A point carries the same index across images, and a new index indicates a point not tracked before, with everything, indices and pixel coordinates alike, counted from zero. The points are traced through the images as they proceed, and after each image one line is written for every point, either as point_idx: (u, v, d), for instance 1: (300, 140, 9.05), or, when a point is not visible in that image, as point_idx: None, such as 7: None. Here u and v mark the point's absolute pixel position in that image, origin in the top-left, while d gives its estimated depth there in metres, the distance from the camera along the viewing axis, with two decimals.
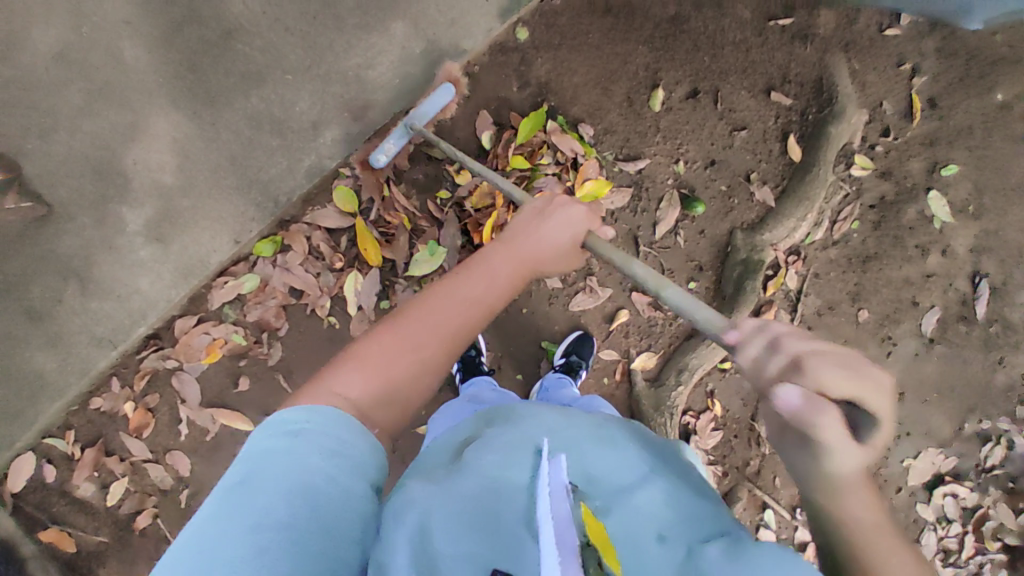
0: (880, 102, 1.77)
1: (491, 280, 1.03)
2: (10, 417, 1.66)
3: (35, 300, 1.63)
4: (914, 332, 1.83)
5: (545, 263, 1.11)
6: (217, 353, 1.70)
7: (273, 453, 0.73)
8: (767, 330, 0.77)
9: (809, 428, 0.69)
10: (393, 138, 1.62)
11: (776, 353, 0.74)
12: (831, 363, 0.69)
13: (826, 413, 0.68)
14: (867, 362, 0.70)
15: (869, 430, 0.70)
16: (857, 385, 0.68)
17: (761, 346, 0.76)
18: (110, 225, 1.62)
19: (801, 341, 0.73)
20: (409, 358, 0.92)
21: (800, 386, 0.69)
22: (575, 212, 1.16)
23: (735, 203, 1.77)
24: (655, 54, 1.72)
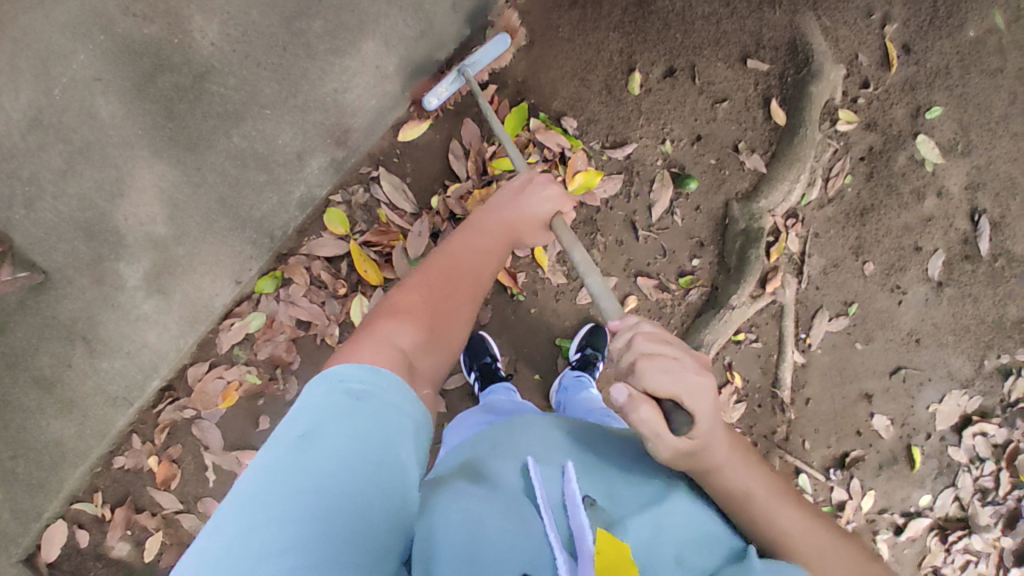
0: (855, 55, 1.78)
1: (485, 250, 1.08)
2: (34, 488, 1.66)
3: (42, 368, 1.62)
4: (922, 277, 1.84)
5: (532, 234, 1.17)
6: (234, 395, 1.69)
7: (331, 415, 0.75)
8: (632, 329, 0.83)
9: (632, 425, 0.78)
10: (446, 82, 1.62)
11: (627, 350, 0.80)
12: (655, 368, 0.76)
13: (643, 412, 0.77)
14: (688, 367, 0.77)
15: (685, 427, 0.78)
16: (673, 387, 0.76)
17: (622, 342, 0.83)
18: (108, 283, 1.61)
19: (650, 343, 0.80)
20: (447, 310, 1.00)
21: (629, 387, 0.78)
22: (552, 191, 1.17)
23: (727, 174, 1.77)
24: (627, 39, 1.72)
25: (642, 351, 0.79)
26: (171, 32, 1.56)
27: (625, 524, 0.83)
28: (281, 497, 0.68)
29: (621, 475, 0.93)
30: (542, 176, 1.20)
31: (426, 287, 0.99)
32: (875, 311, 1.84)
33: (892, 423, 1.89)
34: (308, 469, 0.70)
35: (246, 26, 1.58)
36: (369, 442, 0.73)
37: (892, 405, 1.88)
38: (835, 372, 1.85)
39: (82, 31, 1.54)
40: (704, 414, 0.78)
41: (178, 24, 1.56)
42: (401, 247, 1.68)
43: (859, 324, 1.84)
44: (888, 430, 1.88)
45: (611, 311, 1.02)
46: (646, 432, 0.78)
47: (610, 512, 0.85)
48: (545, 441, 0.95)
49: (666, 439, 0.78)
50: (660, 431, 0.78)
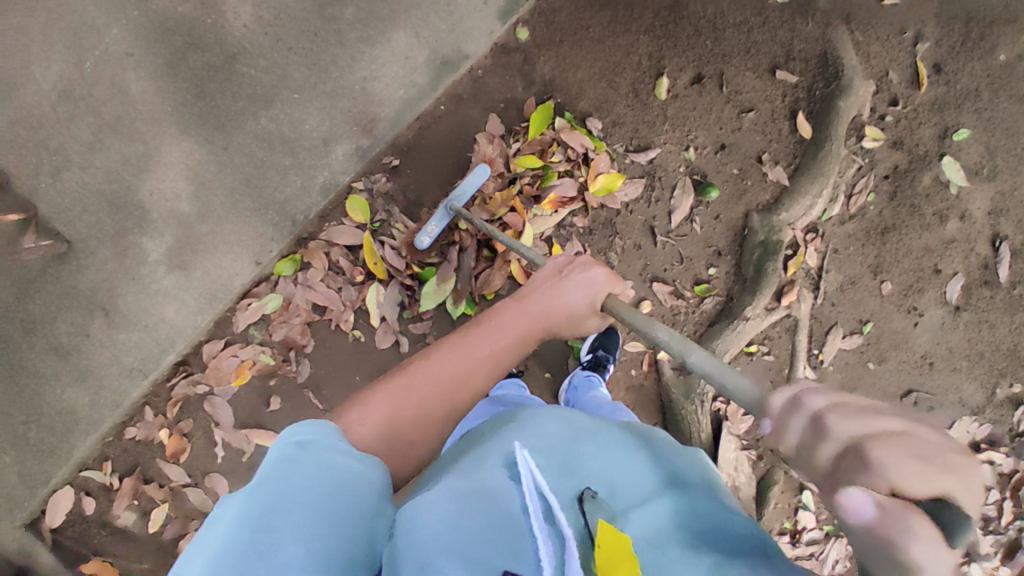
0: (885, 72, 1.76)
1: (500, 330, 1.16)
2: (44, 453, 1.68)
3: (60, 336, 1.64)
4: (939, 300, 1.83)
5: (560, 321, 1.24)
6: (246, 374, 1.72)
7: (283, 466, 0.72)
8: (807, 407, 0.61)
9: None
10: (437, 216, 1.62)
11: (821, 437, 0.57)
12: (888, 445, 0.52)
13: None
14: (943, 446, 0.52)
15: (964, 536, 0.47)
16: (938, 478, 0.49)
17: (803, 428, 0.60)
18: (130, 256, 1.63)
19: (847, 415, 0.57)
20: (431, 386, 1.03)
21: (866, 488, 0.50)
22: (589, 276, 1.29)
23: (748, 185, 1.76)
24: (657, 43, 1.72)
25: (852, 432, 0.55)
26: (205, 12, 1.57)
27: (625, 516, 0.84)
28: (270, 525, 0.66)
29: (621, 467, 0.94)
30: (586, 262, 1.33)
31: (424, 365, 1.06)
32: (890, 331, 1.83)
33: None
34: (262, 500, 0.68)
35: (280, 10, 1.59)
36: (319, 475, 0.73)
37: None
38: (845, 390, 1.85)
39: (118, 7, 1.56)
40: (982, 512, 0.51)
41: (212, 4, 1.58)
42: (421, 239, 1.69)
43: (872, 343, 1.83)
44: None
45: (748, 384, 0.86)
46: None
47: (611, 503, 0.86)
48: (543, 433, 0.95)
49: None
50: (953, 566, 0.46)
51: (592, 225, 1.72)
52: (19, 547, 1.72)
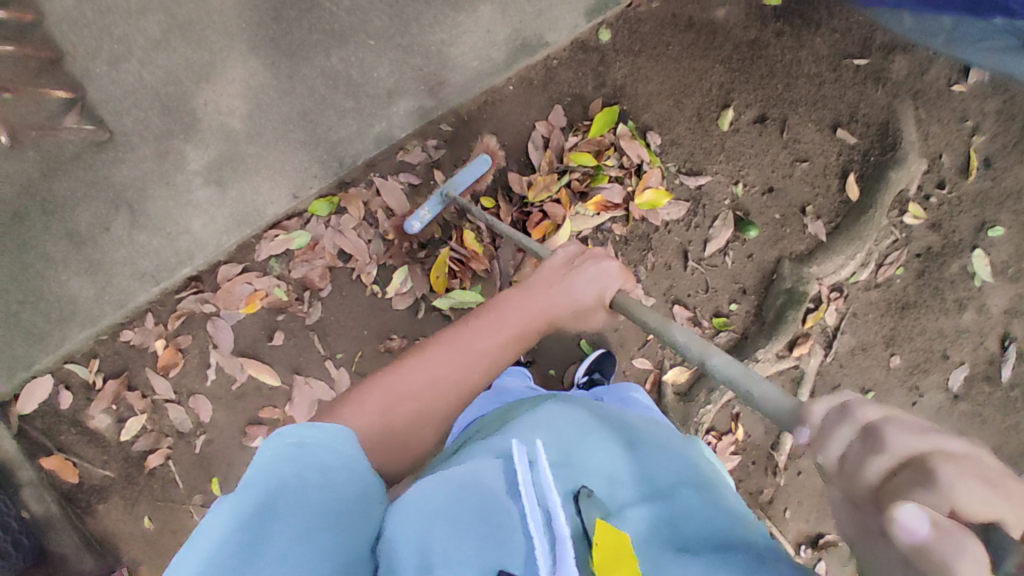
0: (939, 154, 1.80)
1: (501, 326, 1.15)
2: (32, 337, 1.64)
3: (79, 224, 1.60)
4: (941, 384, 1.86)
5: (564, 313, 1.21)
6: (256, 304, 1.69)
7: (279, 461, 0.73)
8: (855, 414, 0.56)
9: (918, 557, 0.47)
10: (428, 206, 1.64)
11: (846, 425, 0.55)
12: (911, 436, 0.52)
13: (969, 547, 0.44)
14: (999, 470, 0.49)
15: None
16: (968, 483, 0.49)
17: (835, 419, 0.57)
18: (170, 160, 1.61)
19: (899, 421, 0.53)
20: (411, 399, 1.04)
21: (903, 492, 0.48)
22: (607, 269, 1.24)
23: (787, 232, 1.78)
24: (730, 75, 1.75)
25: (913, 446, 0.50)
26: None
27: (620, 513, 0.81)
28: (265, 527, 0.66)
29: (620, 467, 0.93)
30: (598, 253, 1.28)
31: (406, 379, 1.05)
32: (889, 404, 1.86)
33: None
34: (243, 500, 0.68)
35: None
36: (314, 479, 0.74)
37: None
38: None
39: None
40: (989, 514, 0.52)
41: None
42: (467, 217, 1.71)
43: None
44: None
45: (776, 392, 0.73)
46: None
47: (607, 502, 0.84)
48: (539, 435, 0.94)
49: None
50: (960, 564, 0.48)
51: (630, 235, 1.73)
52: None
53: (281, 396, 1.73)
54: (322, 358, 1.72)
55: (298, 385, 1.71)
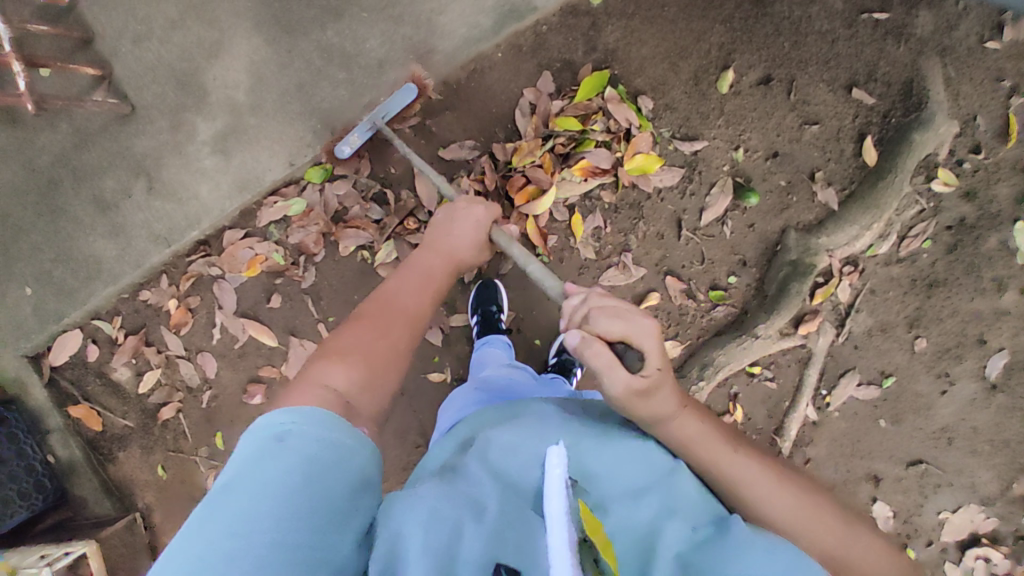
0: (973, 116, 1.61)
1: (427, 272, 1.26)
2: (64, 293, 1.81)
3: (105, 190, 1.76)
4: (975, 373, 1.67)
5: (465, 256, 1.33)
6: (257, 268, 1.79)
7: (261, 455, 0.77)
8: (581, 295, 1.01)
9: (584, 362, 0.91)
10: (357, 132, 1.65)
11: (580, 308, 0.97)
12: (607, 316, 0.92)
13: (594, 346, 0.90)
14: (639, 314, 0.92)
15: (635, 364, 0.92)
16: (624, 328, 0.91)
17: (574, 303, 0.99)
18: (183, 131, 1.73)
19: (602, 300, 0.96)
20: (385, 345, 1.05)
21: (582, 331, 0.93)
22: (480, 213, 1.36)
23: (793, 201, 1.66)
24: (731, 35, 1.65)
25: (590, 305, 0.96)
26: None
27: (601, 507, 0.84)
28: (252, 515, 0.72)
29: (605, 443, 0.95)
30: (473, 201, 1.39)
31: (367, 325, 1.07)
32: (912, 393, 1.69)
33: (894, 516, 1.74)
34: (233, 506, 0.73)
35: None
36: (299, 465, 0.76)
37: (899, 496, 1.72)
38: (847, 442, 1.72)
39: None
40: (653, 352, 0.91)
41: None
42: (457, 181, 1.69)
43: (889, 400, 1.70)
44: (886, 521, 1.73)
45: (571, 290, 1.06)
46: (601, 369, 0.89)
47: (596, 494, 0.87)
48: (527, 427, 0.98)
49: (622, 376, 0.88)
50: (614, 366, 0.89)
51: (619, 203, 1.69)
52: (18, 376, 1.86)
53: (279, 356, 1.83)
54: (316, 321, 1.79)
55: (294, 345, 1.80)
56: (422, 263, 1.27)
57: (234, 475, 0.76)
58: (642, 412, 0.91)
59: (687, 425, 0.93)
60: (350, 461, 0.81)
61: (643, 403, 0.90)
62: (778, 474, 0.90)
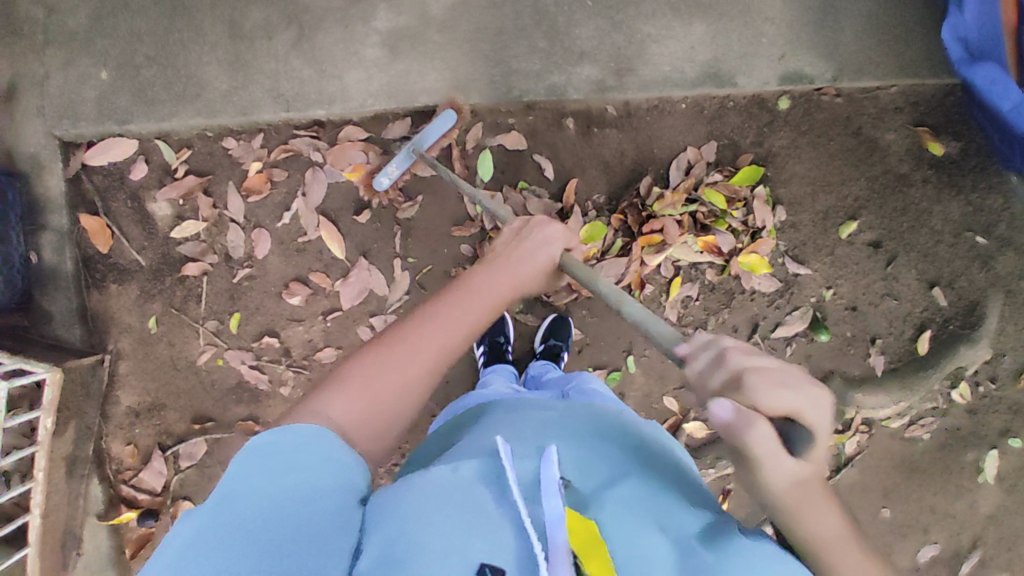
0: (1004, 352, 1.88)
1: (473, 301, 1.05)
2: (144, 99, 1.65)
3: (247, 22, 1.63)
4: (910, 552, 1.93)
5: (528, 283, 1.14)
6: (360, 175, 1.68)
7: (250, 472, 0.75)
8: (717, 346, 0.83)
9: (740, 442, 0.74)
10: (396, 162, 1.61)
11: (719, 368, 0.79)
12: (766, 383, 0.74)
13: (758, 427, 0.73)
14: (802, 378, 0.76)
15: (801, 446, 0.76)
16: (791, 401, 0.73)
17: (708, 359, 0.82)
18: (359, 9, 1.63)
19: (744, 357, 0.78)
20: (382, 382, 0.92)
21: (734, 403, 0.74)
22: (554, 231, 1.20)
23: (848, 352, 1.85)
24: (868, 193, 1.82)
25: (741, 366, 0.77)
26: None
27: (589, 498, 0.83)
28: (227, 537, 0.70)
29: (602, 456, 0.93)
30: (544, 219, 1.23)
31: (372, 359, 0.94)
32: None
33: None
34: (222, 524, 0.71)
35: None
36: (286, 478, 0.74)
37: None
38: None
39: None
40: (823, 430, 0.76)
41: None
42: (596, 202, 1.73)
43: None
44: None
45: (667, 330, 1.00)
46: (759, 452, 0.74)
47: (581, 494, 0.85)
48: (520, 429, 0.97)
49: (789, 464, 0.76)
50: (777, 451, 0.74)
51: (717, 285, 1.78)
52: (43, 155, 1.66)
53: (337, 269, 1.71)
54: (393, 254, 1.71)
55: (360, 266, 1.70)
56: (473, 284, 1.08)
57: (229, 488, 0.74)
58: (786, 503, 0.78)
59: (820, 507, 0.79)
60: (340, 478, 0.78)
61: (787, 488, 0.77)
62: (858, 546, 0.80)
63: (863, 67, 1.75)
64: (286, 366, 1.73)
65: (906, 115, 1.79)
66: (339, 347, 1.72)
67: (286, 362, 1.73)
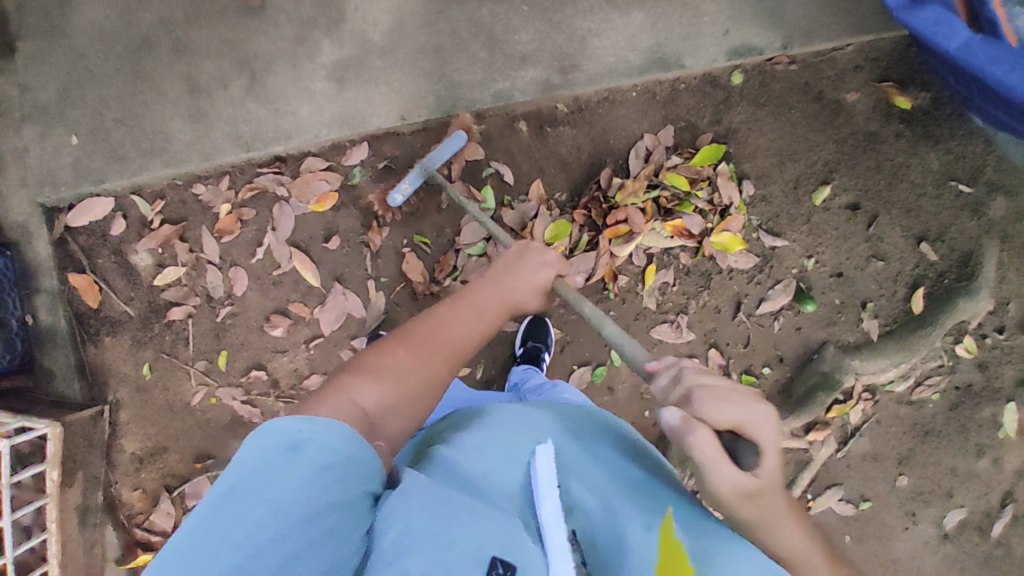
0: (1007, 301, 1.80)
1: (482, 309, 1.09)
2: (115, 159, 1.73)
3: (201, 73, 1.70)
4: (936, 520, 1.85)
5: (525, 298, 1.19)
6: (325, 204, 1.73)
7: (268, 470, 0.69)
8: (681, 378, 0.88)
9: (686, 448, 0.80)
10: (409, 179, 1.66)
11: (675, 387, 0.87)
12: (712, 398, 0.81)
13: (698, 431, 0.79)
14: (750, 399, 0.81)
15: (749, 459, 0.81)
16: (736, 416, 0.80)
17: (667, 381, 0.90)
18: (304, 46, 1.69)
19: (696, 379, 0.86)
20: (417, 376, 0.93)
21: (683, 412, 0.81)
22: (550, 257, 1.26)
23: (840, 320, 1.80)
24: (838, 156, 1.77)
25: (691, 384, 0.85)
26: None
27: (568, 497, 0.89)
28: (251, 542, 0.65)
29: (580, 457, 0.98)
30: (536, 245, 1.29)
31: (405, 351, 0.95)
32: (881, 521, 1.85)
33: None
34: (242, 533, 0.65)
35: None
36: (314, 477, 0.69)
37: None
38: None
39: None
40: (768, 446, 0.80)
41: None
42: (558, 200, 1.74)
43: (858, 521, 1.85)
44: None
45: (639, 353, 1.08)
46: (708, 458, 0.79)
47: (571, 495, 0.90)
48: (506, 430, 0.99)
49: (730, 471, 0.79)
50: (721, 457, 0.79)
51: (693, 268, 1.76)
52: (29, 223, 1.75)
53: (314, 297, 1.75)
54: (366, 276, 1.74)
55: (335, 292, 1.73)
56: (481, 294, 1.12)
57: (246, 487, 0.68)
58: (745, 514, 0.81)
59: (783, 526, 0.82)
60: (358, 476, 0.73)
61: (748, 505, 0.80)
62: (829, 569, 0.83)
63: (812, 31, 1.73)
64: (276, 398, 1.76)
65: (866, 72, 1.75)
66: (325, 373, 1.75)
67: (275, 394, 1.76)
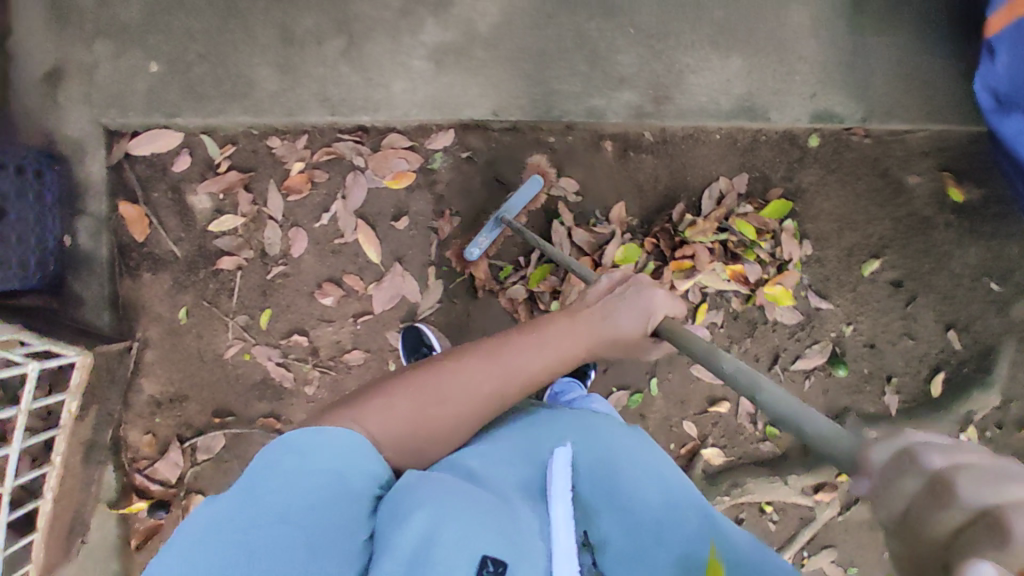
0: (1015, 398, 1.92)
1: (535, 344, 1.08)
2: (192, 94, 1.67)
3: (298, 26, 1.67)
4: None
5: (607, 344, 1.14)
6: (400, 182, 1.72)
7: (275, 469, 0.77)
8: (913, 448, 0.46)
9: None
10: (486, 232, 1.68)
11: (909, 465, 0.45)
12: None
13: None
14: None
15: None
16: None
17: (889, 455, 0.47)
18: (409, 22, 1.67)
19: (954, 457, 0.44)
20: (430, 408, 0.97)
21: (978, 553, 0.37)
22: (656, 295, 1.17)
23: (865, 389, 1.88)
24: (892, 233, 1.86)
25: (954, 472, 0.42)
26: None
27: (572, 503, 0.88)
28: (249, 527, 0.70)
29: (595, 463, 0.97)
30: (640, 280, 1.21)
31: (425, 380, 1.00)
32: None
33: None
34: (241, 521, 0.71)
35: None
36: (313, 478, 0.77)
37: None
38: None
39: None
40: None
41: None
42: (629, 224, 1.77)
43: None
44: None
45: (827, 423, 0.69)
46: None
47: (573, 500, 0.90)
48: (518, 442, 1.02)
49: None
50: None
51: (742, 314, 1.82)
52: (88, 141, 1.69)
53: (371, 273, 1.73)
54: (428, 261, 1.73)
55: (394, 272, 1.72)
56: (540, 329, 1.11)
57: (254, 483, 0.75)
58: None
59: None
60: (363, 478, 0.81)
61: None
62: None
63: (891, 111, 1.81)
64: (313, 366, 1.74)
65: (931, 161, 1.85)
66: (367, 350, 1.73)
67: (313, 362, 1.74)
